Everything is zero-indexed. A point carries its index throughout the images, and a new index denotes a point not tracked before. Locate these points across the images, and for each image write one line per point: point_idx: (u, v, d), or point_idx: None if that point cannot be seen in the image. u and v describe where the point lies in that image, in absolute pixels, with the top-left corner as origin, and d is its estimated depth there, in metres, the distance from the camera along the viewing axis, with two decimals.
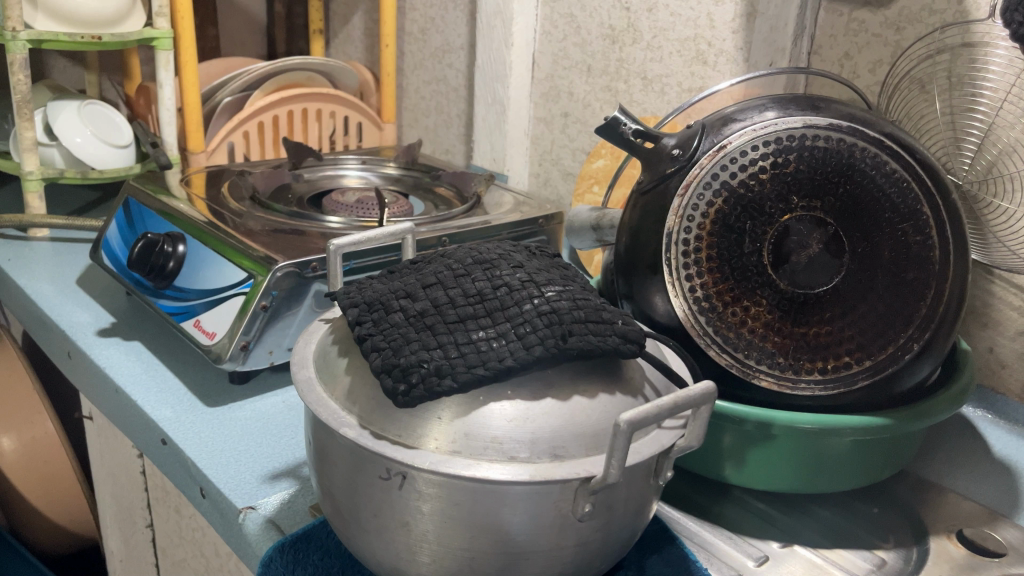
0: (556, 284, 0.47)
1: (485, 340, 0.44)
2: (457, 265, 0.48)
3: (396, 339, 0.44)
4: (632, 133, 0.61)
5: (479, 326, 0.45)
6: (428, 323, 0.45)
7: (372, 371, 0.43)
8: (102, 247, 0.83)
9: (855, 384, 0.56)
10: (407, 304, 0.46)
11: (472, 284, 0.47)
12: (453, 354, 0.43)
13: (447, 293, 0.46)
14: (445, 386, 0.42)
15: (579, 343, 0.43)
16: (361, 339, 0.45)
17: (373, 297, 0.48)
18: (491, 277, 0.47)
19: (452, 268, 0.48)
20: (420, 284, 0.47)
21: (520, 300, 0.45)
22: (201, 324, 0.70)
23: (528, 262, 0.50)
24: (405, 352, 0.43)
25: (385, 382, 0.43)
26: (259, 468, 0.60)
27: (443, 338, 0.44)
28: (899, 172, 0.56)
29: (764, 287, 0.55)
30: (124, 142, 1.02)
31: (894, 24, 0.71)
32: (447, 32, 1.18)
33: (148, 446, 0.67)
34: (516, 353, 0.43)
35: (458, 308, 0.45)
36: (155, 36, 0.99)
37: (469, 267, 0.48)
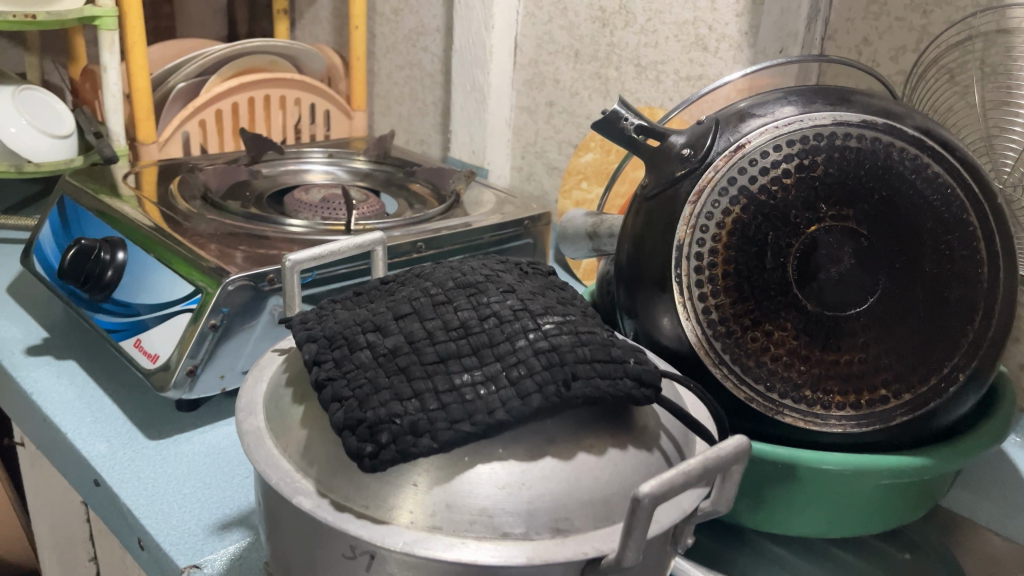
0: (554, 314, 0.40)
1: (470, 388, 0.36)
2: (436, 290, 0.41)
3: (362, 386, 0.36)
4: (634, 129, 0.53)
5: (463, 367, 0.37)
6: (400, 365, 0.37)
7: (332, 425, 0.36)
8: (34, 251, 0.74)
9: (892, 421, 0.49)
10: (376, 340, 0.38)
11: (454, 315, 0.39)
12: (432, 407, 0.35)
13: (423, 326, 0.38)
14: (423, 447, 0.34)
15: (584, 390, 0.36)
16: (319, 383, 0.37)
17: (334, 330, 0.40)
18: (477, 305, 0.39)
19: (431, 295, 0.40)
20: (392, 314, 0.40)
21: (512, 335, 0.38)
22: (143, 344, 0.61)
23: (520, 285, 0.42)
24: (373, 404, 0.35)
25: (348, 438, 0.35)
26: (206, 516, 0.52)
27: (420, 385, 0.36)
28: (943, 176, 0.48)
29: (789, 308, 0.48)
30: (65, 132, 0.92)
31: (920, 7, 0.64)
32: (422, 12, 1.09)
33: (79, 484, 0.58)
34: (509, 404, 0.35)
35: (436, 345, 0.38)
36: (98, 15, 0.89)
37: (449, 292, 0.40)
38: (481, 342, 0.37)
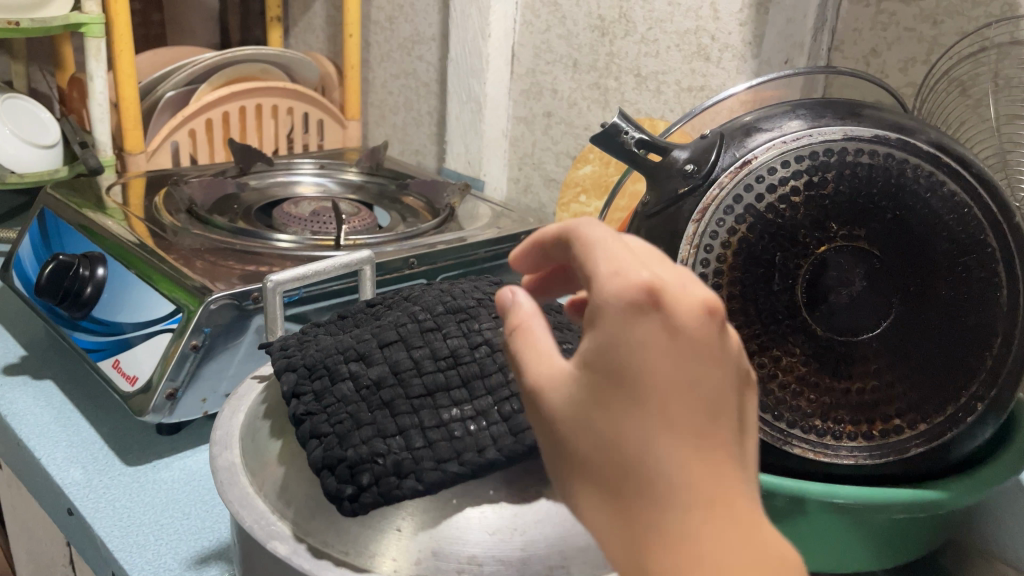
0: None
1: (459, 424, 0.34)
2: (423, 315, 0.38)
3: (344, 421, 0.34)
4: (635, 144, 0.51)
5: (451, 400, 0.34)
6: (384, 398, 0.34)
7: (311, 464, 0.33)
8: (13, 265, 0.71)
9: (906, 452, 0.46)
10: (359, 370, 0.36)
11: (443, 343, 0.36)
12: (417, 444, 0.33)
13: (409, 355, 0.36)
14: (408, 489, 0.32)
15: None
16: (297, 418, 0.35)
17: (315, 359, 0.37)
18: (467, 333, 0.37)
19: (418, 319, 0.38)
20: (376, 342, 0.37)
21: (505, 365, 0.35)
22: (122, 365, 0.59)
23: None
24: (354, 442, 0.33)
25: (328, 477, 0.33)
26: (184, 549, 0.49)
27: (405, 421, 0.34)
28: (960, 194, 0.45)
29: (797, 332, 0.46)
30: (50, 142, 0.90)
31: (930, 17, 0.62)
32: (417, 20, 1.07)
33: (53, 512, 0.56)
34: (501, 441, 0.33)
35: (422, 376, 0.35)
36: (84, 22, 0.87)
37: (437, 317, 0.38)
38: (471, 374, 0.35)
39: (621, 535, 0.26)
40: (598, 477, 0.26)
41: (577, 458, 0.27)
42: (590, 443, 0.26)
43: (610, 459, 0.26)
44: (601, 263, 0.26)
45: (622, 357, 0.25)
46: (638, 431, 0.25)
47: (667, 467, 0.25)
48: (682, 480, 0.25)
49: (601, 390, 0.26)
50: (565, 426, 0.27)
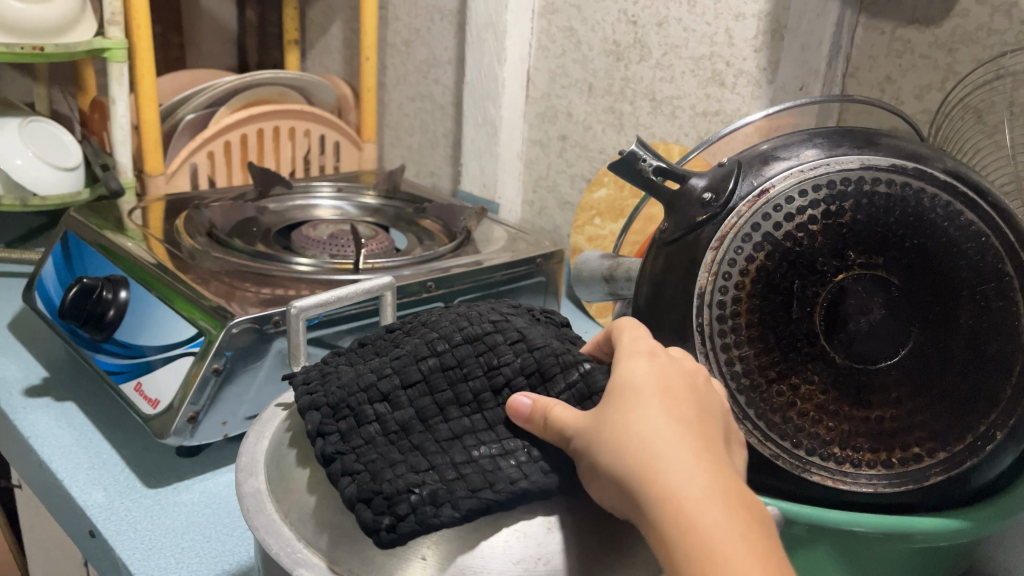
0: (570, 368, 0.36)
1: (488, 459, 0.34)
2: (440, 343, 0.38)
3: (375, 461, 0.34)
4: (653, 171, 0.52)
5: (478, 439, 0.35)
6: (414, 442, 0.35)
7: (344, 501, 0.34)
8: (36, 287, 0.72)
9: (926, 480, 0.46)
10: (384, 413, 0.36)
11: (463, 380, 0.37)
12: (451, 477, 0.34)
13: (433, 400, 0.36)
14: (446, 517, 0.32)
15: None
16: (326, 458, 0.35)
17: (338, 397, 0.38)
18: (485, 364, 0.37)
19: (435, 349, 0.38)
20: (397, 378, 0.37)
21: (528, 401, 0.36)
22: (144, 388, 0.59)
23: (530, 330, 0.39)
24: (387, 477, 0.34)
25: (361, 509, 0.33)
26: (205, 572, 0.49)
27: (436, 459, 0.34)
28: (977, 223, 0.46)
29: (816, 360, 0.46)
30: (72, 165, 0.91)
31: (946, 45, 0.63)
32: (433, 44, 1.08)
33: (74, 533, 0.56)
34: (534, 475, 0.34)
35: (449, 421, 0.36)
36: (107, 47, 0.89)
37: (453, 349, 0.38)
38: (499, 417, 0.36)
39: (640, 499, 0.31)
40: (615, 458, 0.32)
41: (598, 454, 0.32)
42: (607, 432, 0.32)
43: (621, 440, 0.32)
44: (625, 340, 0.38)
45: (629, 376, 0.35)
46: (641, 409, 0.33)
47: (661, 427, 0.32)
48: (677, 440, 0.32)
49: (609, 399, 0.34)
50: (591, 427, 0.33)
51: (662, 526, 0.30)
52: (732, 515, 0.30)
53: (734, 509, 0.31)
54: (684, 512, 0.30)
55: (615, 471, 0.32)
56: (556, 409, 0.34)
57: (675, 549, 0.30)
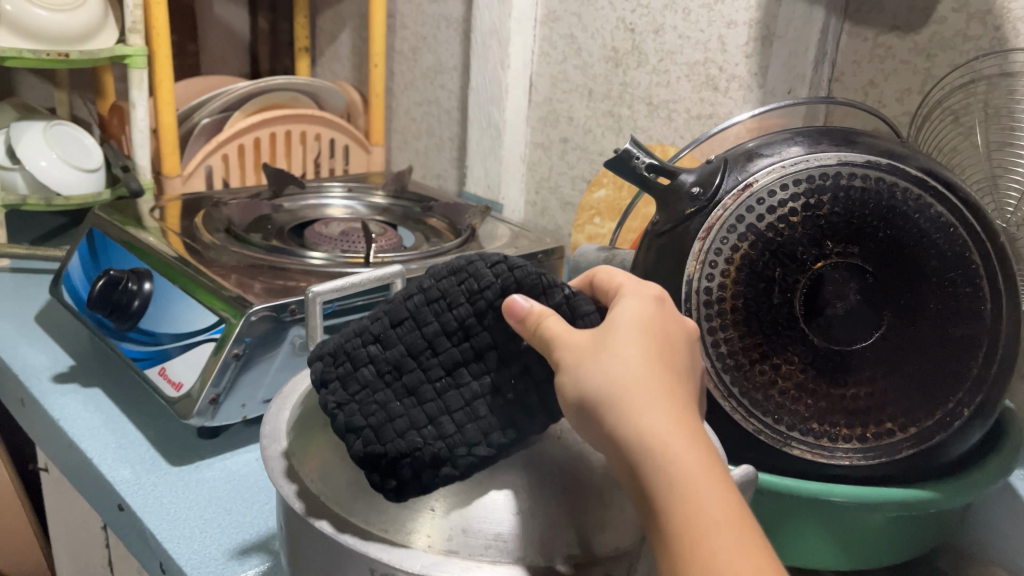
0: (554, 291, 0.38)
1: (485, 399, 0.37)
2: (427, 282, 0.39)
3: (376, 413, 0.37)
4: (646, 168, 0.55)
5: (473, 370, 0.38)
6: (409, 386, 0.38)
7: (353, 457, 0.37)
8: (63, 281, 0.76)
9: (898, 454, 0.50)
10: (377, 353, 0.38)
11: (449, 313, 0.38)
12: (449, 431, 0.36)
13: (419, 335, 0.38)
14: (448, 476, 0.36)
15: None
16: (330, 410, 0.38)
17: (337, 345, 0.40)
18: (468, 296, 0.38)
19: (423, 289, 0.39)
20: (388, 319, 0.39)
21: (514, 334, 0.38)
22: (168, 372, 0.63)
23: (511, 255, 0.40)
24: (389, 435, 0.36)
25: (371, 471, 0.37)
26: (227, 541, 0.53)
27: (432, 409, 0.37)
28: (946, 215, 0.49)
29: (797, 342, 0.49)
30: (94, 167, 0.95)
31: (925, 50, 0.67)
32: (439, 51, 1.12)
33: (103, 508, 0.60)
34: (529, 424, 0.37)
35: (439, 354, 0.38)
36: (128, 54, 0.93)
37: (437, 283, 0.39)
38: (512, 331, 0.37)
39: (623, 432, 0.33)
40: (601, 388, 0.34)
41: (584, 379, 0.34)
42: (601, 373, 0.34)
43: (608, 374, 0.34)
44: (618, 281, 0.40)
45: (623, 315, 0.37)
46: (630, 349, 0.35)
47: (646, 368, 0.35)
48: (660, 385, 0.34)
49: (603, 337, 0.36)
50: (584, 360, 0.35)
51: (640, 464, 0.33)
52: (705, 462, 0.33)
53: (705, 453, 0.33)
54: (663, 455, 0.33)
55: (603, 410, 0.34)
56: (552, 325, 0.35)
57: (649, 485, 0.33)
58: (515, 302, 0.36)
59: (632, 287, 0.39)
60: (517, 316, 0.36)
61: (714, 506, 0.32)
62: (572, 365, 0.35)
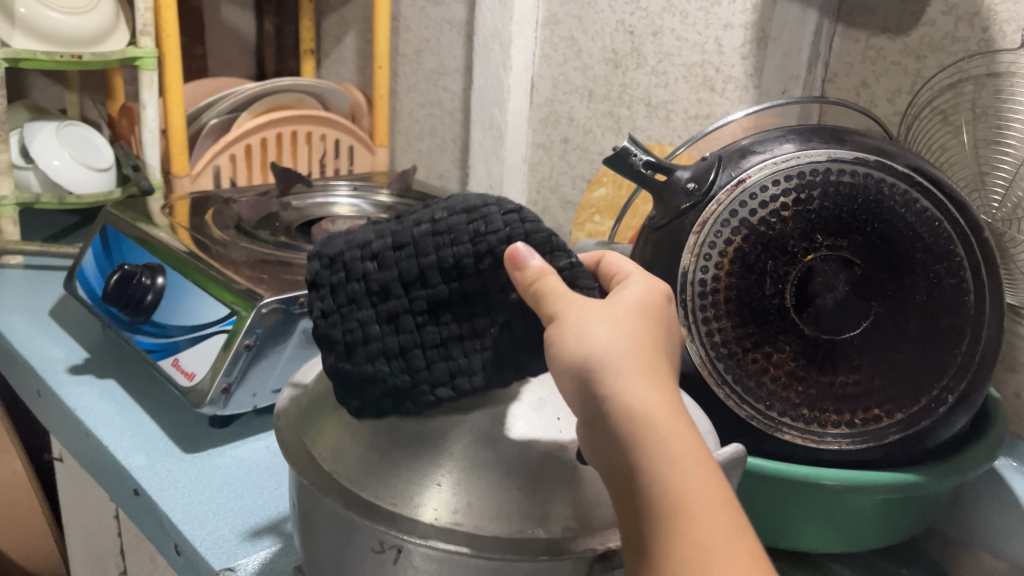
0: (558, 252, 0.39)
1: (457, 344, 0.39)
2: (438, 215, 0.39)
3: (354, 332, 0.40)
4: (643, 165, 0.57)
5: (453, 315, 0.39)
6: (390, 312, 0.39)
7: (325, 365, 0.41)
8: (77, 277, 0.78)
9: (884, 438, 0.52)
10: (372, 271, 0.39)
11: (448, 251, 0.38)
12: (416, 367, 0.39)
13: (415, 266, 0.38)
14: (405, 408, 0.39)
15: None
16: (315, 311, 0.41)
17: (338, 249, 0.41)
18: (473, 238, 0.38)
19: (432, 220, 0.39)
20: (389, 241, 0.39)
21: (504, 283, 0.38)
22: (181, 363, 0.65)
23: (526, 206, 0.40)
24: (361, 356, 0.40)
25: (338, 382, 0.41)
26: (240, 523, 0.55)
27: (407, 341, 0.39)
28: (931, 210, 0.51)
29: (788, 332, 0.51)
30: (105, 166, 0.97)
31: (914, 52, 0.68)
32: (443, 53, 1.14)
33: (119, 493, 0.62)
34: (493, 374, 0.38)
35: (426, 289, 0.39)
36: (139, 56, 0.95)
37: (448, 217, 0.39)
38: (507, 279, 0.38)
39: (621, 401, 0.34)
40: (602, 354, 0.35)
41: (587, 343, 0.35)
42: (610, 352, 0.35)
43: (612, 345, 0.35)
44: (626, 269, 0.42)
45: (630, 299, 0.38)
46: (635, 330, 0.36)
47: (647, 352, 0.36)
48: (658, 370, 0.35)
49: (606, 308, 0.37)
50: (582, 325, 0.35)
51: (634, 442, 0.33)
52: (698, 447, 0.34)
53: (697, 439, 0.34)
54: (662, 439, 0.33)
55: (607, 390, 0.34)
56: (552, 285, 0.36)
57: (640, 468, 0.33)
58: (520, 249, 0.37)
59: (641, 276, 0.41)
60: (519, 267, 0.37)
61: (702, 485, 0.32)
62: (570, 318, 0.36)
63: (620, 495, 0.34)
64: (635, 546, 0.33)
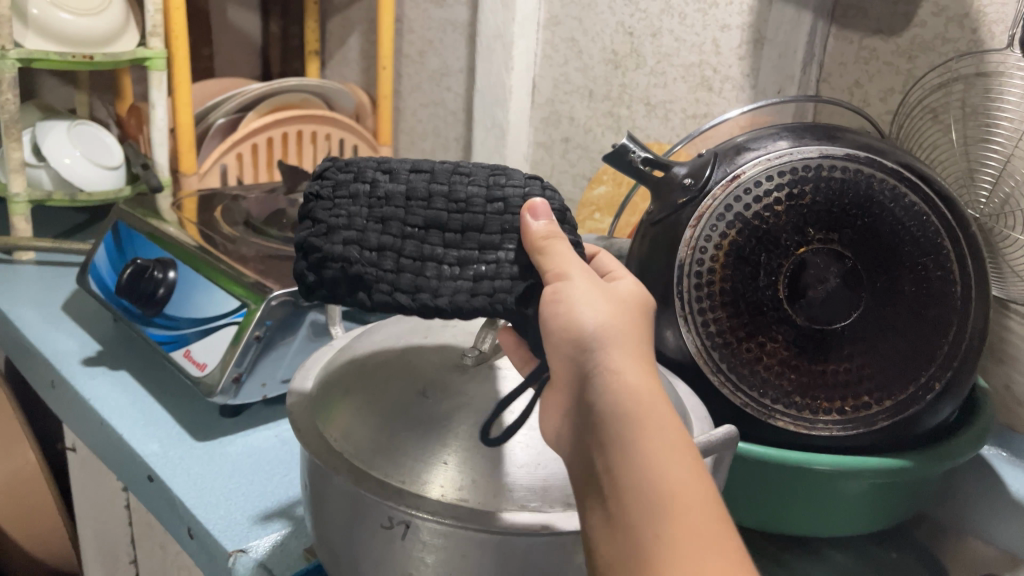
0: (566, 225, 0.42)
1: (435, 266, 0.41)
2: (465, 166, 0.43)
3: (340, 219, 0.42)
4: (641, 161, 0.59)
5: (441, 241, 0.41)
6: (382, 214, 0.42)
7: (296, 238, 0.43)
8: (89, 271, 0.80)
9: (874, 425, 0.54)
10: (382, 180, 0.43)
11: (463, 187, 0.42)
12: (387, 267, 0.41)
13: (425, 187, 0.42)
14: (359, 300, 0.41)
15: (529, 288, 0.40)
16: (312, 195, 0.43)
17: (360, 160, 0.44)
18: (490, 187, 0.42)
19: (457, 166, 0.43)
20: (412, 165, 0.43)
21: (503, 228, 0.41)
22: (192, 354, 0.67)
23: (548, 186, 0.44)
24: (337, 238, 0.41)
25: (304, 260, 0.43)
26: (251, 508, 0.57)
27: (386, 242, 0.41)
28: (919, 205, 0.53)
29: (781, 323, 0.53)
30: (115, 164, 0.99)
31: (906, 53, 0.70)
32: (446, 54, 1.16)
33: (133, 480, 0.64)
34: (457, 297, 0.40)
35: (427, 209, 0.41)
36: (149, 56, 0.97)
37: (473, 169, 0.43)
38: (512, 223, 0.41)
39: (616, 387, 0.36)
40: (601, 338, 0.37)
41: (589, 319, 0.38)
42: (610, 342, 0.37)
43: (614, 334, 0.38)
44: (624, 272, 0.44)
45: (630, 298, 0.41)
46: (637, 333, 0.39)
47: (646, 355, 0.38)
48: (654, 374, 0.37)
49: (604, 288, 0.40)
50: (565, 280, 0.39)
51: (621, 426, 0.35)
52: (683, 442, 0.34)
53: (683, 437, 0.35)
54: (642, 431, 0.34)
55: (602, 369, 0.37)
56: (558, 242, 0.39)
57: (618, 457, 0.34)
58: (539, 205, 0.41)
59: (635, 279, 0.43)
60: (528, 217, 0.41)
61: (677, 471, 0.33)
62: (568, 279, 0.39)
63: (597, 486, 0.35)
64: (608, 523, 0.33)
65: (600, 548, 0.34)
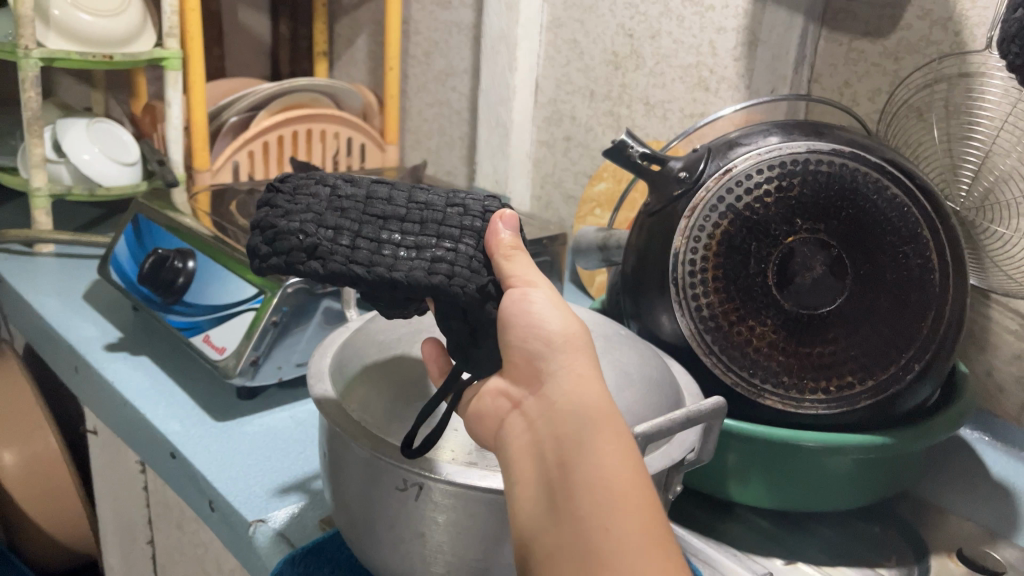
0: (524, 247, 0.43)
1: (392, 248, 0.40)
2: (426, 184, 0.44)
3: (299, 205, 0.41)
4: (638, 156, 0.63)
5: (400, 229, 0.41)
6: (342, 205, 0.41)
7: (252, 220, 0.42)
8: (110, 262, 0.84)
9: (858, 404, 0.57)
10: (343, 182, 0.43)
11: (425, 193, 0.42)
12: (342, 243, 0.40)
13: (388, 190, 0.42)
14: (310, 268, 0.39)
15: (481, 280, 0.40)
16: (272, 187, 0.43)
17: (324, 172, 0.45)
18: (450, 195, 0.42)
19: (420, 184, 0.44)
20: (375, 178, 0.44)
21: (461, 225, 0.41)
22: (210, 339, 0.70)
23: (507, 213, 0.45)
24: (295, 216, 0.41)
25: (260, 237, 0.42)
26: (269, 481, 0.60)
27: (344, 225, 0.40)
28: (901, 197, 0.56)
29: (770, 308, 0.57)
30: (132, 160, 1.03)
31: (893, 54, 0.74)
32: (451, 55, 1.19)
33: (155, 458, 0.67)
34: (413, 273, 0.39)
35: (387, 205, 0.41)
36: (165, 56, 1.00)
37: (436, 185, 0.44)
38: (473, 224, 0.41)
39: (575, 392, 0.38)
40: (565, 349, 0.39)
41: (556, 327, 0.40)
42: (575, 349, 0.39)
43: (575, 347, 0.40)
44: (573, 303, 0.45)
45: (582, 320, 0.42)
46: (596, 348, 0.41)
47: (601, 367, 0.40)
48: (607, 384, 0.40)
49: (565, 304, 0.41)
50: (531, 287, 0.40)
51: (576, 426, 0.37)
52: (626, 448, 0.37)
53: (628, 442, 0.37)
54: (597, 435, 0.37)
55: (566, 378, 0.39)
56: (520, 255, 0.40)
57: (570, 454, 0.37)
58: (508, 214, 0.41)
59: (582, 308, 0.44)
60: (496, 223, 0.41)
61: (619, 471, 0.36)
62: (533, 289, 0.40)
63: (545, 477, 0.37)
64: (552, 511, 0.36)
65: (540, 534, 0.36)
